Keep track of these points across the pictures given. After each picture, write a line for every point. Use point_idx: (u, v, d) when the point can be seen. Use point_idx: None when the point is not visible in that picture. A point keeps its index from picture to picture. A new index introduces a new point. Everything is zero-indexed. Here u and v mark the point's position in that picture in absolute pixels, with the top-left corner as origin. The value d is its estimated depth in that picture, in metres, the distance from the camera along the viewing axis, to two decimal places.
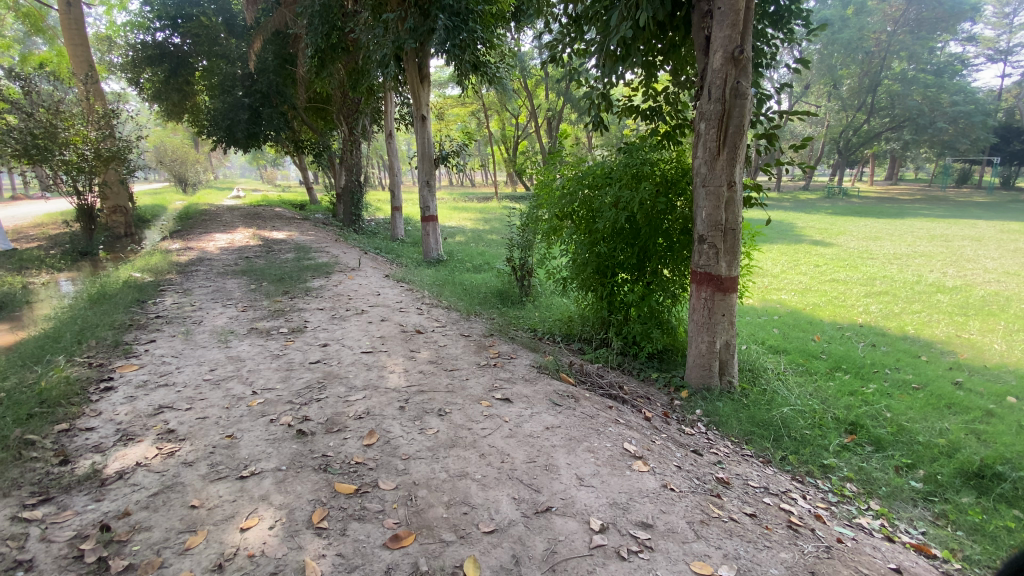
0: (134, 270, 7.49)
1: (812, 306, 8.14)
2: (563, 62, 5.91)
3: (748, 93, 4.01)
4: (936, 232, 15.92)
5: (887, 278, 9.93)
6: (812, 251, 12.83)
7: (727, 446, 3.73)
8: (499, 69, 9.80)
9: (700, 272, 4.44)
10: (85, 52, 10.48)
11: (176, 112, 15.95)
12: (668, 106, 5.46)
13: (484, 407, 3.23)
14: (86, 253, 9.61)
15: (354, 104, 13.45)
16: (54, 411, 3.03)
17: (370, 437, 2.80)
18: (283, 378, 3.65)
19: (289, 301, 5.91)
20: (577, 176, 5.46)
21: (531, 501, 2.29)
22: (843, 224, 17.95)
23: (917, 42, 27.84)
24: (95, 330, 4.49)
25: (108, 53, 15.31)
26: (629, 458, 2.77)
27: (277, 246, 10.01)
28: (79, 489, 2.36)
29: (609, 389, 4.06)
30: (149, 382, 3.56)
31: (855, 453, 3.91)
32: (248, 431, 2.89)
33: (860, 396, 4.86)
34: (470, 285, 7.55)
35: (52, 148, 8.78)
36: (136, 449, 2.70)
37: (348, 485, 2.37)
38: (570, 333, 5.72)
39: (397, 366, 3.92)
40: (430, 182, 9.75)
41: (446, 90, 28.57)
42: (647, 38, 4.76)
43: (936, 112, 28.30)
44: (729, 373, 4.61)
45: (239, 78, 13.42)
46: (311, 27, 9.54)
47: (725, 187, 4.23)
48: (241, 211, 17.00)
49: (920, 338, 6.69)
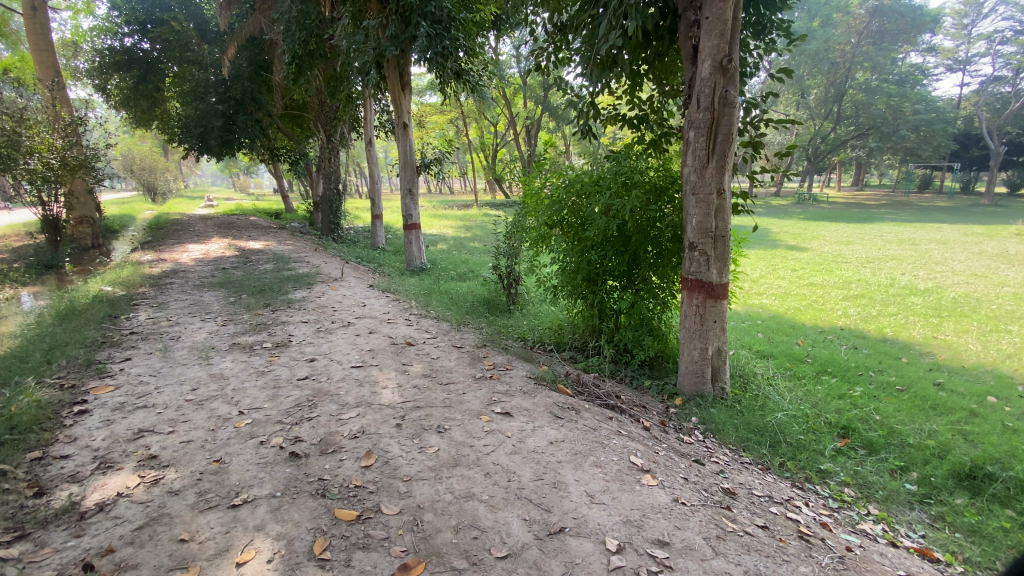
0: (104, 283, 7.18)
1: (793, 310, 8.28)
2: (547, 71, 5.86)
3: (736, 102, 4.05)
4: (905, 236, 16.47)
5: (862, 281, 10.19)
6: (789, 255, 13.11)
7: (726, 455, 3.71)
8: (481, 77, 9.76)
9: (691, 279, 4.43)
10: (51, 57, 10.06)
11: (145, 119, 15.46)
12: (653, 114, 5.47)
13: (484, 422, 3.14)
14: (51, 266, 9.18)
15: (332, 112, 13.15)
16: (25, 437, 2.82)
17: (367, 458, 2.68)
18: (271, 397, 3.49)
19: (271, 313, 5.71)
20: (565, 183, 5.41)
21: (543, 521, 2.21)
22: (816, 229, 18.42)
23: (880, 53, 28.97)
24: (65, 348, 4.25)
25: (74, 60, 14.82)
26: (637, 472, 2.71)
27: (254, 257, 9.74)
28: (57, 524, 2.19)
29: (606, 399, 4.00)
30: (127, 404, 3.36)
31: (850, 457, 3.94)
32: (237, 455, 2.74)
33: (849, 399, 4.92)
34: (457, 294, 7.44)
35: (15, 157, 8.38)
36: (117, 478, 2.52)
37: (350, 511, 2.25)
38: (560, 342, 5.65)
39: (390, 381, 3.79)
40: (413, 191, 9.61)
41: (424, 98, 28.52)
42: (634, 48, 4.77)
43: (899, 120, 29.42)
44: (722, 379, 4.61)
45: (212, 84, 13.03)
46: (288, 33, 9.35)
47: (716, 195, 4.24)
48: (214, 220, 16.55)
49: (899, 340, 6.85)
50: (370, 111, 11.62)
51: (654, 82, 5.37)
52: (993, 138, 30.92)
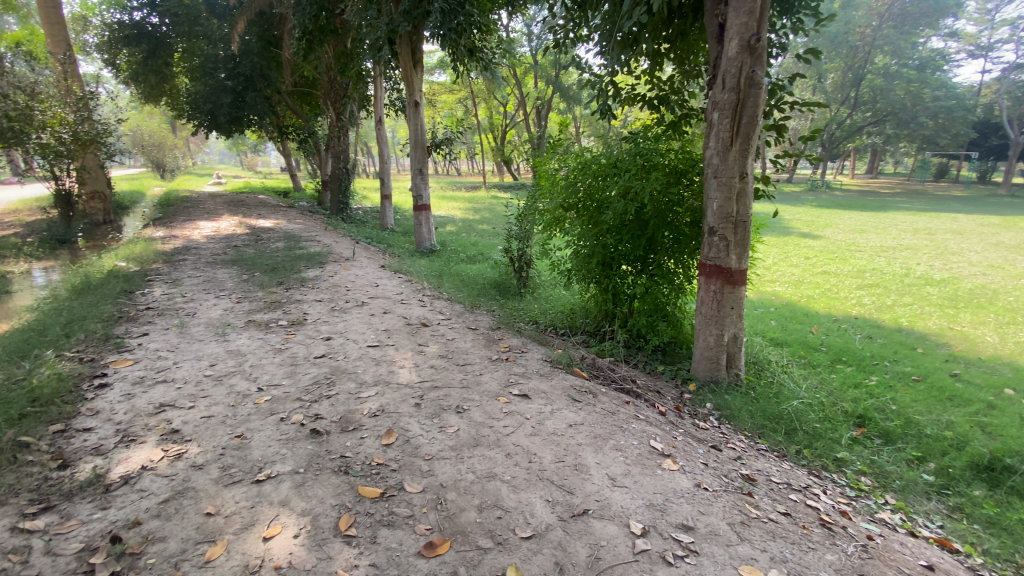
0: (118, 259, 7.19)
1: (807, 298, 8.20)
2: (564, 49, 5.67)
3: (762, 83, 3.92)
4: (920, 225, 16.19)
5: (877, 271, 10.06)
6: (801, 243, 12.93)
7: (742, 441, 3.69)
8: (494, 55, 9.55)
9: (709, 265, 4.36)
10: (63, 31, 9.87)
11: (155, 95, 15.35)
12: (674, 95, 5.31)
13: (503, 403, 3.13)
14: (64, 241, 9.21)
15: (342, 89, 12.81)
16: (47, 410, 2.84)
17: (388, 436, 2.68)
18: (289, 374, 3.50)
19: (285, 292, 5.70)
20: (582, 165, 5.31)
21: (566, 503, 2.21)
22: (828, 218, 18.10)
23: (901, 37, 28.13)
24: (83, 323, 4.26)
25: (83, 33, 14.67)
26: (658, 456, 2.69)
27: (265, 235, 9.72)
28: (82, 496, 2.20)
29: (621, 383, 3.98)
30: (146, 378, 3.38)
31: (866, 446, 3.91)
32: (258, 431, 2.74)
33: (865, 389, 4.88)
34: (468, 276, 7.39)
35: (27, 131, 8.39)
36: (140, 452, 2.53)
37: (373, 489, 2.26)
38: (572, 326, 5.61)
39: (407, 361, 3.79)
40: (424, 171, 9.49)
41: (433, 77, 28.11)
42: (656, 26, 4.63)
43: (918, 107, 28.73)
44: (736, 366, 4.56)
45: (221, 60, 12.82)
46: (298, 7, 9.11)
47: (738, 178, 4.16)
48: (224, 198, 16.54)
49: (914, 330, 6.78)
50: (380, 89, 11.43)
51: (675, 62, 5.21)
52: (1014, 126, 30.14)
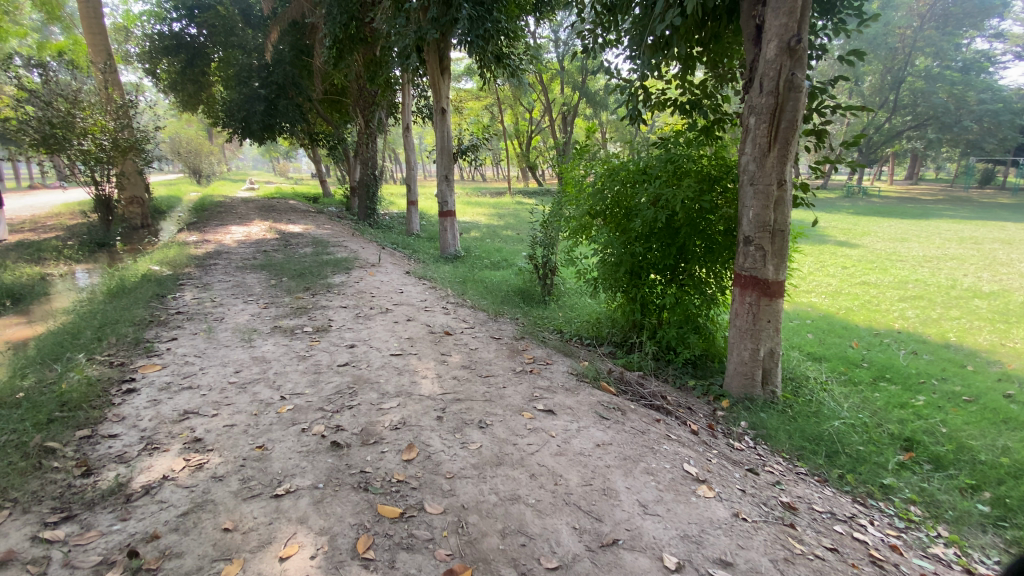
0: (152, 262, 7.37)
1: (845, 310, 7.83)
2: (593, 54, 5.55)
3: (803, 86, 3.72)
4: (964, 234, 15.42)
5: (920, 282, 9.57)
6: (838, 252, 12.46)
7: (780, 464, 3.48)
8: (521, 61, 9.48)
9: (745, 276, 4.17)
10: (105, 41, 10.26)
11: (192, 103, 15.86)
12: (707, 99, 5.13)
13: (527, 419, 3.02)
14: (103, 244, 9.54)
15: (370, 97, 12.93)
16: (75, 415, 2.86)
17: (409, 451, 2.60)
18: (312, 383, 3.47)
19: (311, 297, 5.72)
20: (610, 172, 5.16)
21: (594, 532, 2.09)
22: (866, 225, 17.44)
23: (944, 38, 27.05)
24: (115, 327, 4.33)
25: (126, 44, 15.26)
26: (692, 482, 2.54)
27: (294, 240, 9.86)
28: (104, 506, 2.18)
29: (651, 399, 3.83)
30: (173, 384, 3.39)
31: (915, 472, 3.64)
32: (280, 442, 2.70)
33: (912, 409, 4.58)
34: (492, 283, 7.31)
35: (69, 138, 8.73)
36: (163, 461, 2.51)
37: (393, 508, 2.18)
38: (599, 336, 5.45)
39: (429, 371, 3.72)
40: (449, 177, 9.49)
41: (460, 84, 28.36)
42: (689, 29, 4.48)
43: (962, 111, 27.52)
44: (773, 382, 4.34)
45: (255, 69, 13.34)
46: (329, 16, 9.22)
47: (776, 185, 3.97)
48: (255, 204, 16.93)
49: (963, 347, 6.38)
50: (407, 96, 11.52)
51: (708, 66, 5.05)
52: None
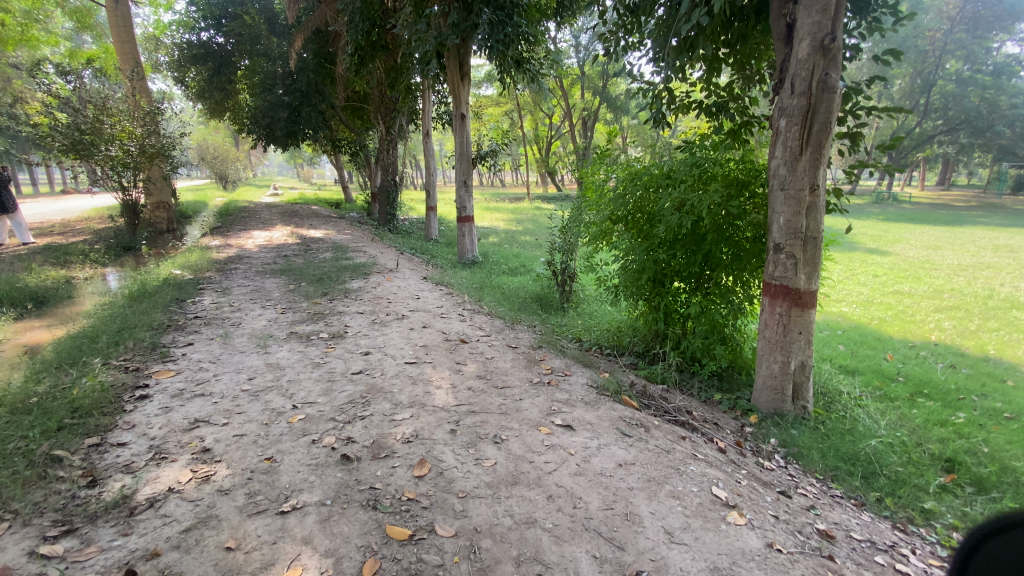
0: (174, 266, 7.45)
1: (877, 321, 7.50)
2: (615, 56, 5.40)
3: (838, 86, 3.53)
4: (1001, 242, 14.76)
5: (956, 292, 9.14)
6: (868, 260, 12.01)
7: (814, 486, 3.27)
8: (542, 66, 9.37)
9: (775, 285, 3.98)
10: (132, 50, 10.49)
11: (219, 110, 16.20)
12: (734, 102, 4.94)
13: (545, 434, 2.88)
14: (128, 248, 9.73)
15: (391, 103, 13.01)
16: (85, 422, 2.84)
17: (421, 467, 2.49)
18: (325, 391, 3.39)
19: (329, 303, 5.70)
20: (632, 176, 5.01)
21: (616, 562, 1.95)
22: (897, 232, 16.87)
23: (975, 41, 25.66)
24: (133, 331, 4.34)
25: (155, 53, 15.61)
26: (721, 508, 2.36)
27: (314, 245, 9.91)
28: (106, 520, 2.12)
29: (675, 415, 3.66)
30: (185, 391, 3.35)
31: (958, 496, 3.37)
32: (289, 454, 2.62)
33: (952, 427, 4.28)
34: (510, 289, 7.20)
35: (97, 144, 8.94)
36: (170, 472, 2.45)
37: (402, 530, 2.06)
38: (619, 346, 5.29)
39: (444, 382, 3.61)
40: (468, 182, 9.44)
41: (481, 90, 28.49)
42: (715, 30, 4.30)
43: (995, 115, 26.58)
44: (804, 398, 4.13)
45: (279, 76, 13.49)
46: (351, 24, 9.30)
47: (808, 191, 3.77)
48: (278, 208, 17.17)
49: (1004, 360, 6.02)
50: (427, 103, 11.53)
51: (734, 67, 4.85)
52: None
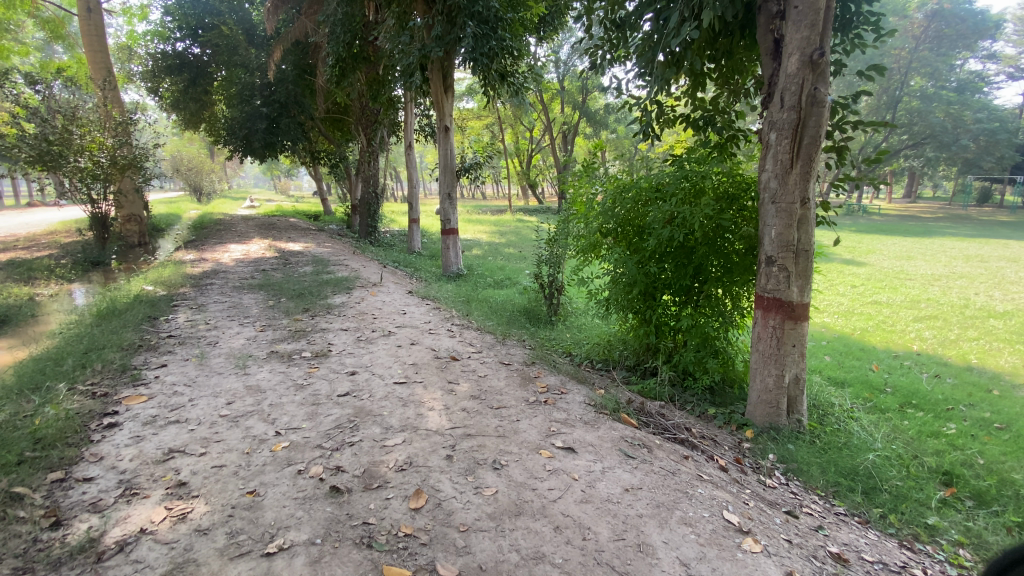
0: (146, 282, 7.14)
1: (860, 331, 7.60)
2: (602, 71, 5.35)
3: (827, 101, 3.53)
4: (969, 252, 15.30)
5: (932, 301, 9.37)
6: (846, 270, 12.27)
7: (817, 505, 3.20)
8: (526, 80, 9.34)
9: (767, 297, 3.95)
10: (105, 58, 10.13)
11: (194, 121, 15.83)
12: (721, 116, 4.94)
13: (546, 458, 2.75)
14: (98, 263, 9.35)
15: (372, 115, 12.89)
16: (48, 455, 2.60)
17: (417, 498, 2.34)
18: (310, 416, 3.21)
19: (311, 319, 5.48)
20: (621, 189, 4.95)
21: None
22: (870, 243, 17.35)
23: (939, 58, 27.42)
24: (101, 352, 4.08)
25: (129, 63, 15.23)
26: (735, 534, 2.27)
27: (293, 258, 9.65)
28: (70, 567, 1.91)
29: (675, 433, 3.57)
30: (158, 418, 3.12)
31: (959, 509, 3.34)
32: (273, 487, 2.44)
33: (945, 439, 4.29)
34: (496, 302, 7.07)
35: (65, 155, 8.57)
36: (142, 510, 2.25)
37: (401, 570, 1.91)
38: (609, 360, 5.22)
39: (436, 403, 3.45)
40: (452, 195, 9.33)
41: (463, 103, 28.63)
42: (702, 46, 4.30)
43: (959, 129, 27.74)
44: (798, 411, 4.09)
45: (258, 88, 13.15)
46: (333, 35, 9.08)
47: (799, 204, 3.77)
48: (255, 221, 16.77)
49: (986, 370, 6.12)
50: (410, 115, 11.41)
51: (719, 82, 4.86)
52: None
